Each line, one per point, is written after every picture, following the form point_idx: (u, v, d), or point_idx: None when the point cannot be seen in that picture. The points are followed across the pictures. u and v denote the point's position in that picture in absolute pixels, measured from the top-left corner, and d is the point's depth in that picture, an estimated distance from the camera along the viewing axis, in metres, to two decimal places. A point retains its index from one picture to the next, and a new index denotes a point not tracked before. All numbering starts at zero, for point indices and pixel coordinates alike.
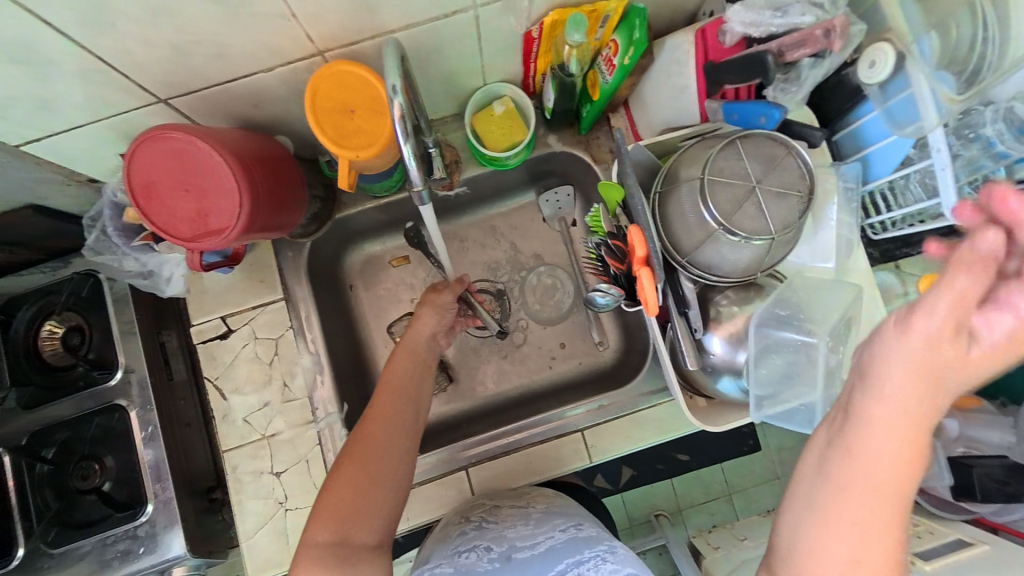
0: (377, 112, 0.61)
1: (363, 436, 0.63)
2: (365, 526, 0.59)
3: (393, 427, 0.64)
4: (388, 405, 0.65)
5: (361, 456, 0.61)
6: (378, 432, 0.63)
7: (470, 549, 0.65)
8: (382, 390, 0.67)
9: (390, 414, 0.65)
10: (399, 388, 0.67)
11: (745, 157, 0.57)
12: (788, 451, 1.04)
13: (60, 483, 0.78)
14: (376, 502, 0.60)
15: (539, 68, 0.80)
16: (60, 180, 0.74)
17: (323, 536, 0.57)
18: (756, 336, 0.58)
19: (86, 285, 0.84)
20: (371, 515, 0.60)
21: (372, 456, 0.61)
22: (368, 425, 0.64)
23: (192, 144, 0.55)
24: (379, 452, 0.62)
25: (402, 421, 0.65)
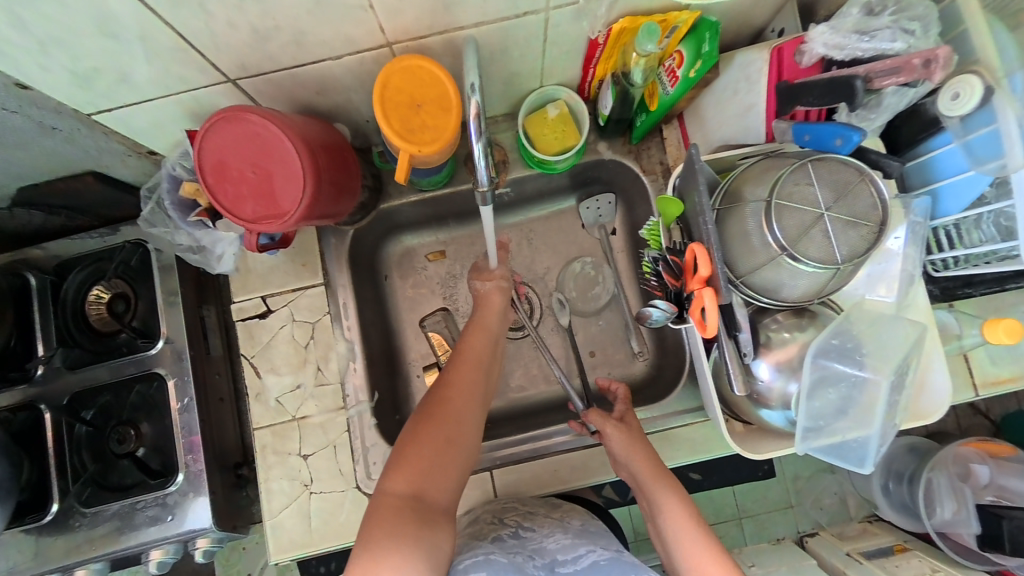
0: (444, 109, 0.62)
1: (446, 399, 0.66)
2: (441, 485, 0.60)
3: (472, 395, 0.67)
4: (467, 374, 0.69)
5: (443, 415, 0.64)
6: (458, 394, 0.67)
7: (516, 551, 0.65)
8: (460, 361, 0.71)
9: (468, 384, 0.68)
10: (476, 359, 0.72)
11: (816, 181, 0.54)
12: (805, 481, 1.00)
13: (97, 445, 0.81)
14: (453, 461, 0.62)
15: (598, 73, 0.79)
16: (124, 150, 0.76)
17: (402, 487, 0.58)
18: (812, 367, 0.56)
19: (135, 254, 0.85)
20: (447, 475, 0.61)
21: (454, 419, 0.64)
22: (448, 389, 0.67)
23: (267, 129, 0.57)
24: (459, 417, 0.65)
25: (477, 389, 0.69)
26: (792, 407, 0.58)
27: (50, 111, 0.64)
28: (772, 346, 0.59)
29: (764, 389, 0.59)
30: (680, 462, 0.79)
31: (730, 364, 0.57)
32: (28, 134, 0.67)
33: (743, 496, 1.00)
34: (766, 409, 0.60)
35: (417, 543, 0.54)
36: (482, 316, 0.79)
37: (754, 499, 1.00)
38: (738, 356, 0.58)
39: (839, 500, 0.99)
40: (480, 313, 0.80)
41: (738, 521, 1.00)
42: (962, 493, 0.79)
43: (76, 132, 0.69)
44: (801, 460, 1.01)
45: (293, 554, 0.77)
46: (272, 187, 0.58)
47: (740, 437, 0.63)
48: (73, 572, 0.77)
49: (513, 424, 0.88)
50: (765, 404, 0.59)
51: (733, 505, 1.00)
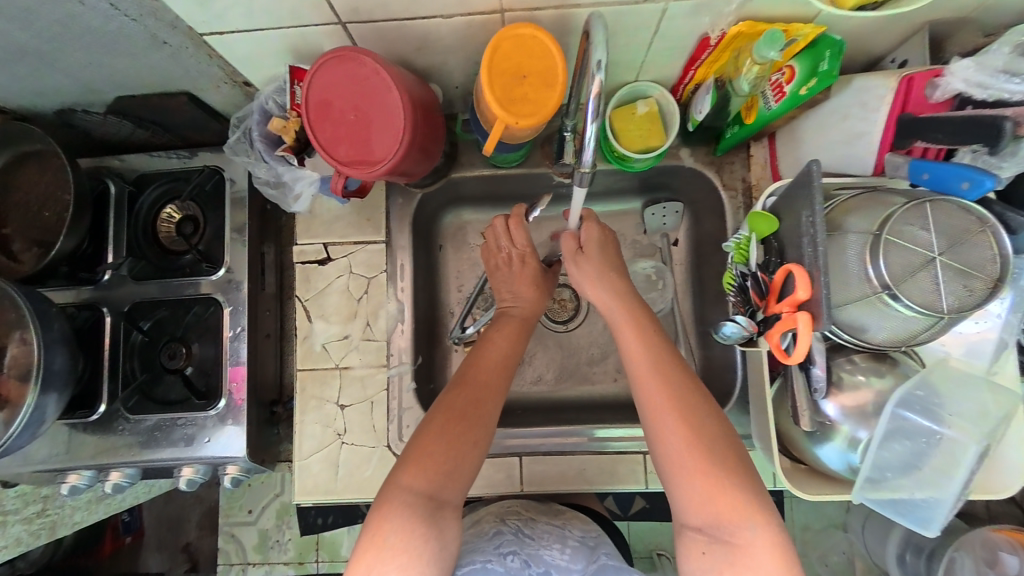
0: (549, 83, 0.60)
1: (470, 397, 0.64)
2: (454, 486, 0.60)
3: (494, 395, 0.65)
4: (491, 373, 0.67)
5: (463, 414, 0.62)
6: (483, 394, 0.64)
7: (512, 554, 0.68)
8: (487, 358, 0.68)
9: (490, 384, 0.66)
10: (502, 359, 0.69)
11: (932, 224, 0.51)
12: (816, 532, 0.96)
13: (148, 355, 0.83)
14: (466, 465, 0.61)
15: (697, 77, 0.77)
16: (222, 76, 0.77)
17: (415, 484, 0.58)
18: (889, 417, 0.53)
19: (211, 180, 0.88)
20: (461, 477, 0.60)
21: (475, 417, 0.62)
22: (472, 387, 0.65)
23: (376, 74, 0.57)
24: (480, 417, 0.63)
25: (497, 392, 0.66)
26: (857, 451, 0.55)
27: (166, 26, 0.66)
28: (842, 386, 0.56)
29: (827, 426, 0.57)
30: None
31: (796, 396, 0.56)
32: (140, 44, 0.69)
33: None
34: (824, 448, 0.57)
35: (425, 546, 0.55)
36: (516, 313, 0.76)
37: None
38: (806, 390, 0.57)
39: (846, 560, 0.96)
40: (512, 309, 0.76)
41: None
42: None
43: (182, 51, 0.71)
44: (817, 510, 0.96)
45: (317, 498, 0.78)
46: (369, 134, 0.58)
47: (790, 473, 0.60)
48: (108, 472, 0.80)
49: (545, 416, 0.87)
50: (825, 441, 0.57)
51: None
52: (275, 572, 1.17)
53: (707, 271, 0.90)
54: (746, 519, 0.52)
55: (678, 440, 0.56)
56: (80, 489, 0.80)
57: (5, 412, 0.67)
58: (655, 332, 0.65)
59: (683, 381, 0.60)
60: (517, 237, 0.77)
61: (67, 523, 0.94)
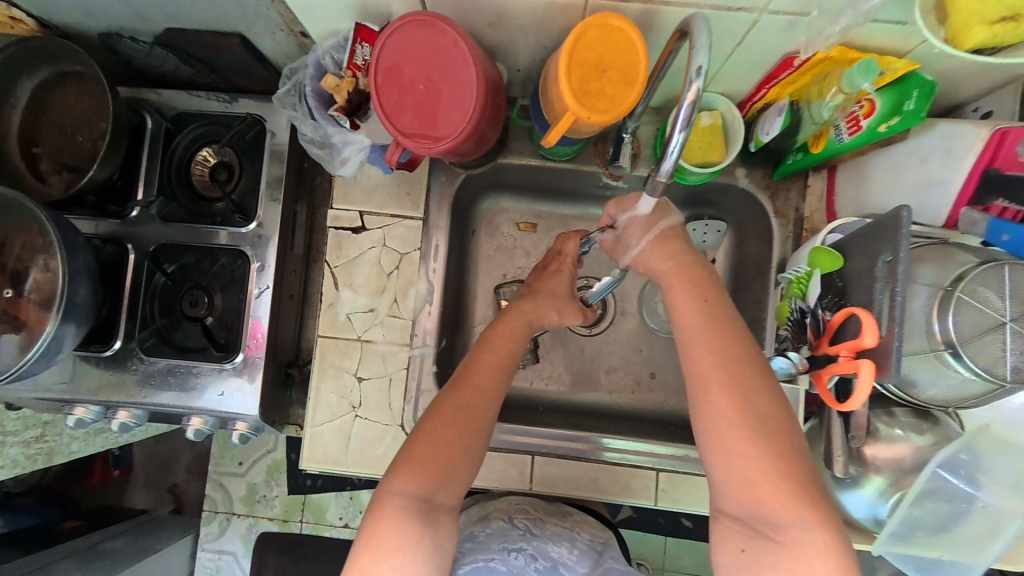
0: (629, 80, 0.57)
1: (463, 399, 0.62)
2: (449, 488, 0.59)
3: (488, 399, 0.63)
4: (484, 378, 0.64)
5: (457, 418, 0.60)
6: (473, 397, 0.62)
7: (518, 551, 0.67)
8: (478, 362, 0.65)
9: (483, 390, 0.63)
10: (496, 361, 0.66)
11: (1009, 288, 0.49)
12: None
13: (169, 300, 0.82)
14: (461, 466, 0.60)
15: (768, 96, 0.74)
16: (279, 23, 0.74)
17: (407, 488, 0.56)
18: (930, 476, 0.53)
19: (252, 129, 0.85)
20: (456, 478, 0.59)
21: (467, 422, 0.61)
22: (468, 392, 0.63)
23: (455, 47, 0.54)
24: (473, 419, 0.61)
25: (490, 397, 0.63)
26: (886, 502, 0.56)
27: None
28: (879, 438, 0.56)
29: (858, 474, 0.57)
30: None
31: (833, 440, 0.55)
32: None
33: None
34: (850, 494, 0.58)
35: (419, 546, 0.54)
36: (518, 313, 0.72)
37: None
38: (844, 435, 0.56)
39: None
40: (517, 304, 0.73)
41: None
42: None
43: None
44: None
45: (323, 467, 0.78)
46: (436, 108, 0.55)
47: None
48: (116, 411, 0.80)
49: (559, 417, 0.86)
50: (853, 488, 0.57)
51: None
52: (258, 525, 1.19)
53: (744, 296, 0.88)
54: (793, 517, 0.49)
55: (720, 422, 0.53)
56: (85, 422, 0.80)
57: (23, 336, 0.66)
58: (712, 290, 0.62)
59: (737, 360, 0.56)
60: (567, 244, 0.78)
61: (63, 452, 0.94)
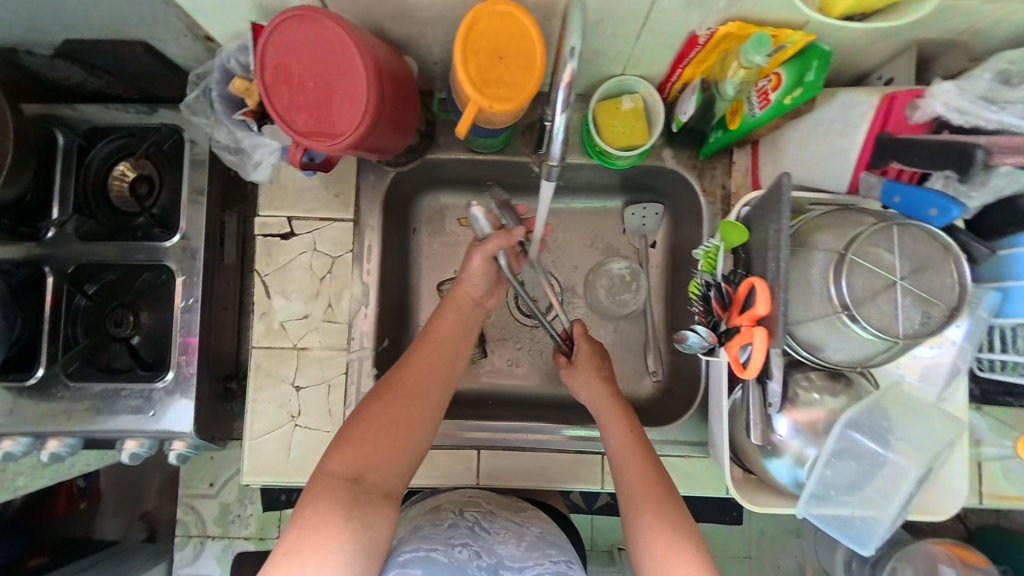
0: (526, 68, 0.57)
1: (400, 380, 0.64)
2: (382, 470, 0.59)
3: (428, 379, 0.65)
4: (423, 360, 0.66)
5: (394, 398, 0.62)
6: (413, 376, 0.65)
7: (462, 545, 0.63)
8: (423, 350, 0.67)
9: (423, 370, 0.65)
10: (442, 351, 0.68)
11: (897, 247, 0.50)
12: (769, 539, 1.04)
13: (93, 321, 0.80)
14: (398, 450, 0.61)
15: (684, 76, 0.74)
16: (183, 28, 0.72)
17: (339, 468, 0.58)
18: (839, 436, 0.54)
19: (170, 139, 0.83)
20: (390, 460, 0.60)
21: (404, 401, 0.63)
22: (405, 372, 0.65)
23: (339, 38, 0.53)
24: (411, 398, 0.63)
25: (435, 379, 0.66)
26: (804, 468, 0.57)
27: None
28: (797, 403, 0.57)
29: (780, 443, 0.58)
30: None
31: (752, 409, 0.57)
32: None
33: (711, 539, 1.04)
34: (775, 461, 0.58)
35: (345, 528, 0.54)
36: (455, 298, 0.72)
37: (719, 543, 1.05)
38: (762, 403, 0.57)
39: None
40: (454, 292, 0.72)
41: None
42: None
43: None
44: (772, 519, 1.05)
45: (266, 479, 0.76)
46: (330, 104, 0.55)
47: (744, 486, 0.61)
48: (46, 440, 0.76)
49: (511, 410, 0.87)
50: (775, 456, 0.58)
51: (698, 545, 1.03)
52: (234, 546, 1.16)
53: (684, 276, 0.90)
54: None
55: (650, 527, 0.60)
56: (13, 456, 0.75)
57: None
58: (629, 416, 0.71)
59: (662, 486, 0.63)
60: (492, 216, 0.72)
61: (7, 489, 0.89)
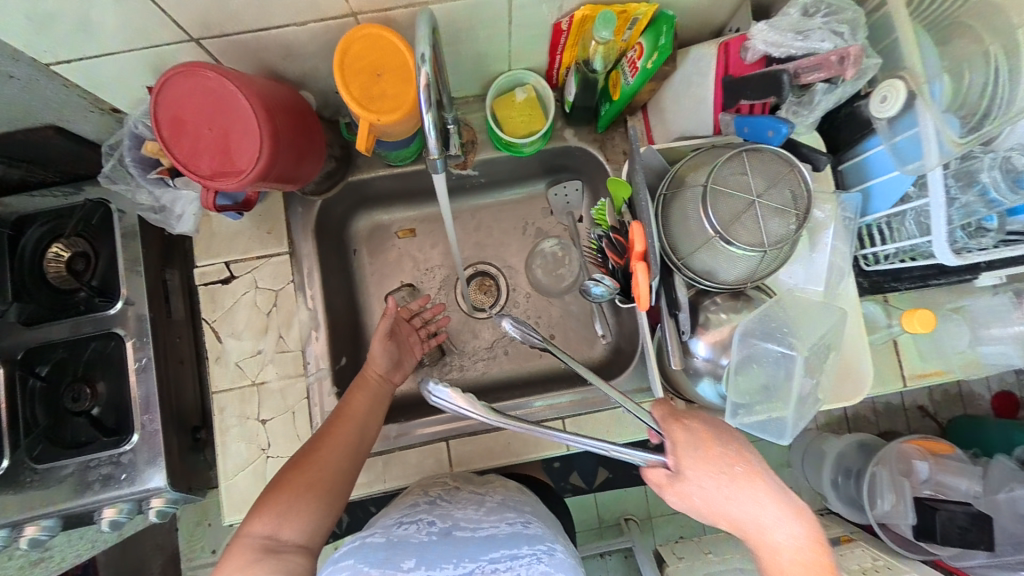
0: (404, 79, 0.63)
1: (320, 442, 0.68)
2: (297, 525, 0.60)
3: (346, 440, 0.70)
4: (342, 424, 0.71)
5: (313, 459, 0.66)
6: (333, 437, 0.69)
7: (415, 519, 0.63)
8: (338, 416, 0.72)
9: (342, 432, 0.70)
10: (355, 419, 0.72)
11: (749, 169, 0.59)
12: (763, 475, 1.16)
13: (51, 400, 0.82)
14: (312, 510, 0.62)
15: (564, 61, 0.81)
16: (87, 105, 0.75)
17: (258, 527, 0.59)
18: (741, 345, 0.63)
19: (96, 213, 0.85)
20: (306, 514, 0.62)
21: (322, 461, 0.66)
22: (326, 434, 0.69)
23: (223, 86, 0.58)
24: (330, 456, 0.67)
25: (354, 440, 0.70)
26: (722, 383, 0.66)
27: (6, 58, 0.63)
28: (708, 326, 0.66)
29: (701, 364, 0.66)
30: (627, 438, 0.85)
31: (669, 339, 0.63)
32: None
33: None
34: (700, 384, 0.68)
35: None
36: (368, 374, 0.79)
37: None
38: (677, 332, 0.64)
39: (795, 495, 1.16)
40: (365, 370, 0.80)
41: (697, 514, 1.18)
42: (902, 488, 0.86)
43: (33, 82, 0.69)
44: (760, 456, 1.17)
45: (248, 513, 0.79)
46: (228, 145, 0.59)
47: None
48: (23, 528, 0.76)
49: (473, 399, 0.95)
50: (700, 378, 0.67)
51: None
52: None
53: None
54: None
55: None
56: None
57: None
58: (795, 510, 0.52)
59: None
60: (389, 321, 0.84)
61: None
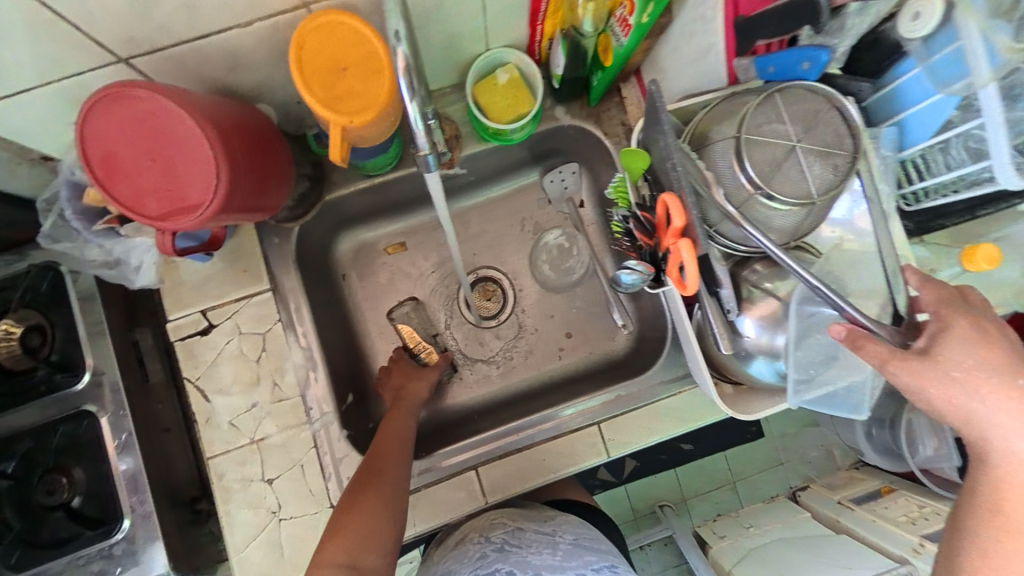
0: (373, 72, 0.54)
1: (377, 466, 0.67)
2: (375, 548, 0.60)
3: (397, 461, 0.68)
4: (392, 445, 0.70)
5: (374, 482, 0.65)
6: (389, 454, 0.69)
7: (494, 572, 0.60)
8: (382, 440, 0.71)
9: (393, 451, 0.69)
10: (399, 436, 0.72)
11: (785, 114, 0.51)
12: (790, 436, 1.11)
13: (22, 499, 0.71)
14: (385, 526, 0.61)
15: (546, 30, 0.73)
16: (10, 158, 0.65)
17: (335, 556, 0.58)
18: (799, 317, 0.56)
19: (45, 279, 0.74)
20: (381, 538, 0.61)
21: (384, 481, 0.65)
22: (377, 457, 0.68)
23: (160, 109, 0.48)
24: (386, 477, 0.65)
25: (403, 462, 0.68)
26: (778, 359, 0.59)
27: None
28: (754, 300, 0.59)
29: (750, 344, 0.59)
30: (670, 433, 0.77)
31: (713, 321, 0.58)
32: None
33: (733, 460, 1.10)
34: (752, 364, 0.60)
35: None
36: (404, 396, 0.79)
37: (742, 462, 1.10)
38: (722, 313, 0.59)
39: (825, 453, 1.09)
40: (404, 391, 0.80)
41: (731, 485, 1.09)
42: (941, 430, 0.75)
43: None
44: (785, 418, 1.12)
45: None
46: (177, 180, 0.50)
47: (730, 398, 0.64)
48: None
49: (495, 418, 0.87)
50: (752, 359, 0.60)
51: (725, 470, 1.10)
52: None
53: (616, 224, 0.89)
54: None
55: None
56: None
57: None
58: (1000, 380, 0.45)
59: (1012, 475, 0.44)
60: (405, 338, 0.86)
61: None
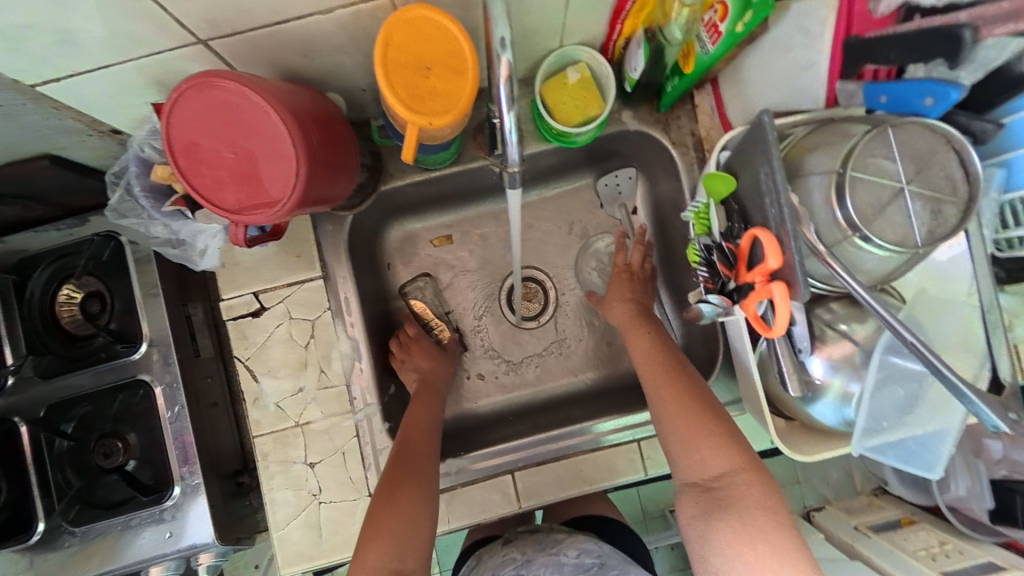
0: (458, 72, 0.52)
1: (409, 459, 0.67)
2: (415, 551, 0.59)
3: (425, 452, 0.69)
4: (419, 438, 0.71)
5: (407, 475, 0.65)
6: (418, 447, 0.69)
7: None
8: (408, 432, 0.72)
9: (420, 443, 0.70)
10: (424, 426, 0.73)
11: (896, 150, 0.47)
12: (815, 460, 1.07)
13: (81, 460, 0.75)
14: (423, 517, 0.63)
15: (625, 30, 0.69)
16: (81, 129, 0.64)
17: (380, 557, 0.57)
18: (879, 364, 0.53)
19: (107, 248, 0.76)
20: (418, 538, 0.60)
21: (419, 473, 0.66)
22: (408, 454, 0.68)
23: (245, 98, 0.48)
24: (420, 469, 0.66)
25: (430, 456, 0.69)
26: (850, 405, 0.56)
27: None
28: (826, 340, 0.56)
29: (819, 385, 0.56)
30: None
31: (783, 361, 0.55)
32: None
33: None
34: (818, 405, 0.58)
35: None
36: (427, 382, 0.80)
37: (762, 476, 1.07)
38: (792, 351, 0.55)
39: (845, 475, 1.03)
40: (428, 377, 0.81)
41: None
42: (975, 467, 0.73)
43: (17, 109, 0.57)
44: None
45: (302, 566, 0.73)
46: (257, 170, 0.49)
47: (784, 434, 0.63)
48: None
49: (531, 421, 0.86)
50: (818, 400, 0.57)
51: None
52: None
53: (670, 234, 0.86)
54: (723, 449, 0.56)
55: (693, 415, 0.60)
56: None
57: None
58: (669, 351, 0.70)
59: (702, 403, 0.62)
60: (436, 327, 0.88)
61: None
